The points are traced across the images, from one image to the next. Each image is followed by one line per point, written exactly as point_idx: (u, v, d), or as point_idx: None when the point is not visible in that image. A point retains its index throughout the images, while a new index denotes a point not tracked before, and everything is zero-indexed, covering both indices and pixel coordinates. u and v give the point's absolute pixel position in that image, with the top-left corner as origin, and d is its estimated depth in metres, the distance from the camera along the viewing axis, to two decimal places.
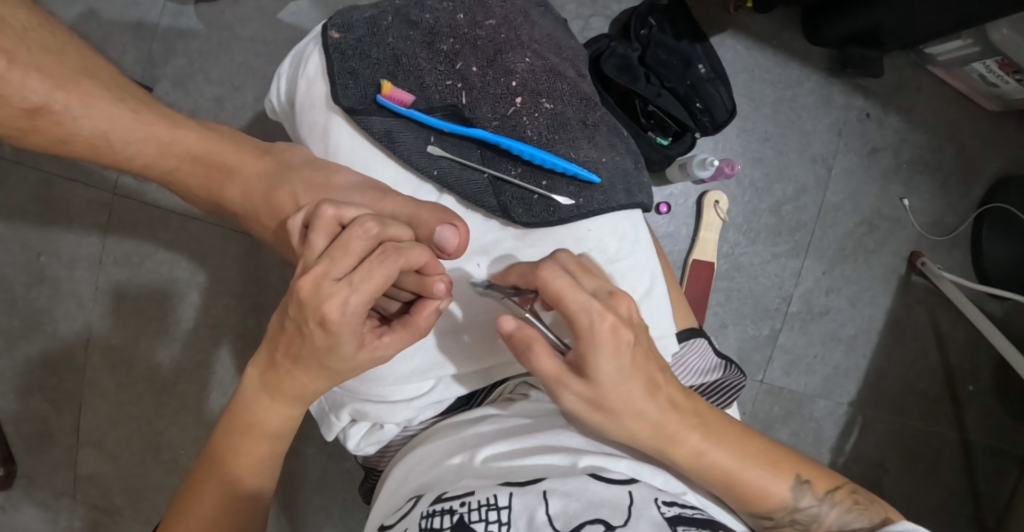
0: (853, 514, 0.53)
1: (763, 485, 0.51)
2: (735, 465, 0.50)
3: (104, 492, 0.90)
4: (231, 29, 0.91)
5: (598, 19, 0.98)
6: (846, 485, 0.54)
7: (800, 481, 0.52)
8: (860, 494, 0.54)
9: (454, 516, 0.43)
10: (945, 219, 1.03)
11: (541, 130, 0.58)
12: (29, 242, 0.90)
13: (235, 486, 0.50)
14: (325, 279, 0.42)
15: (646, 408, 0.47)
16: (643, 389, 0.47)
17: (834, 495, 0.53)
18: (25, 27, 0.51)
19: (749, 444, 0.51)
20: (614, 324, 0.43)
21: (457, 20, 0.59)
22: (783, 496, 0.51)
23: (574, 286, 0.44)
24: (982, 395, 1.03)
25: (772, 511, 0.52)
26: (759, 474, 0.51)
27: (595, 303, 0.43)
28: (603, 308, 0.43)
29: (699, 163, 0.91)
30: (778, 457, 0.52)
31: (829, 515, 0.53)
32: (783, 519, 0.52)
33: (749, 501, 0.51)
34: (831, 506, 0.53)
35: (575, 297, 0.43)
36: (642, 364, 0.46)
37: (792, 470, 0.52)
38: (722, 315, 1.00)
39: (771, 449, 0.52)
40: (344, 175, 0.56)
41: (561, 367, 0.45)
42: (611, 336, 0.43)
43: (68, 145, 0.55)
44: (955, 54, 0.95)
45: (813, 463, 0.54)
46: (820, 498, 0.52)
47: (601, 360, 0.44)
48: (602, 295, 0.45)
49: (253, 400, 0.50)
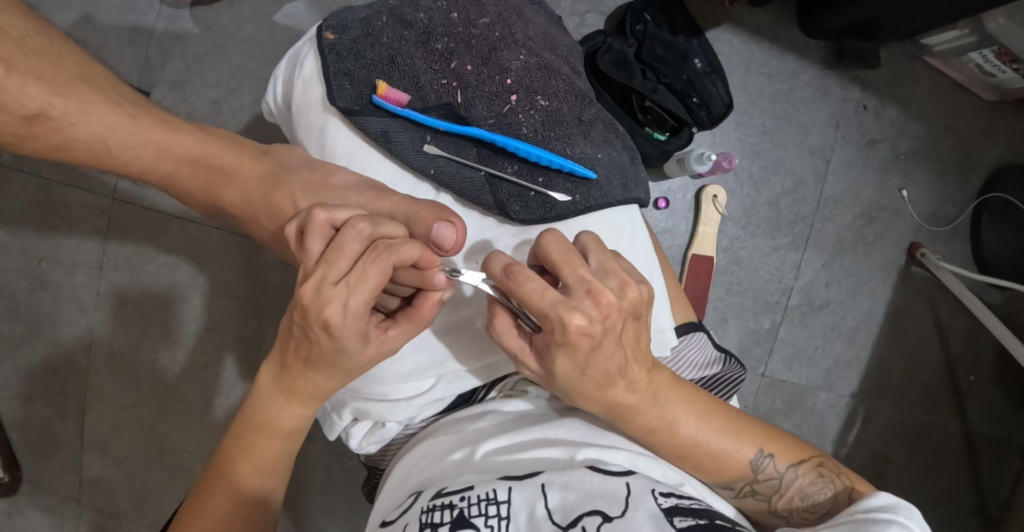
0: (817, 486, 0.53)
1: (719, 455, 0.51)
2: (688, 437, 0.51)
3: (110, 496, 0.91)
4: (227, 31, 0.91)
5: (594, 15, 0.98)
6: (812, 457, 0.54)
7: (758, 454, 0.52)
8: (828, 466, 0.53)
9: (454, 511, 0.43)
10: (944, 209, 1.03)
11: (536, 127, 0.58)
12: (30, 248, 0.91)
13: (245, 485, 0.51)
14: (324, 283, 0.43)
15: (605, 393, 0.48)
16: (601, 381, 0.47)
17: (796, 466, 0.53)
18: (22, 34, 0.52)
19: (705, 418, 0.52)
20: (577, 327, 0.43)
21: (452, 18, 0.59)
22: (741, 467, 0.52)
23: (540, 292, 0.43)
24: (984, 384, 1.03)
25: (731, 481, 0.52)
26: (713, 446, 0.51)
27: (556, 309, 0.43)
28: (564, 312, 0.43)
29: (697, 157, 0.91)
30: (735, 429, 0.52)
31: (791, 487, 0.52)
32: (744, 489, 0.53)
33: (707, 471, 0.52)
34: (793, 478, 0.52)
35: (538, 303, 0.43)
36: (611, 357, 0.46)
37: (750, 443, 0.52)
38: (722, 309, 1.00)
39: (730, 421, 0.52)
40: (341, 175, 0.57)
41: (522, 346, 0.47)
42: (574, 338, 0.44)
43: (67, 151, 0.55)
44: (952, 44, 0.95)
45: (775, 436, 0.54)
46: (783, 469, 0.52)
47: (560, 355, 0.45)
48: (579, 292, 0.44)
49: (268, 400, 0.50)
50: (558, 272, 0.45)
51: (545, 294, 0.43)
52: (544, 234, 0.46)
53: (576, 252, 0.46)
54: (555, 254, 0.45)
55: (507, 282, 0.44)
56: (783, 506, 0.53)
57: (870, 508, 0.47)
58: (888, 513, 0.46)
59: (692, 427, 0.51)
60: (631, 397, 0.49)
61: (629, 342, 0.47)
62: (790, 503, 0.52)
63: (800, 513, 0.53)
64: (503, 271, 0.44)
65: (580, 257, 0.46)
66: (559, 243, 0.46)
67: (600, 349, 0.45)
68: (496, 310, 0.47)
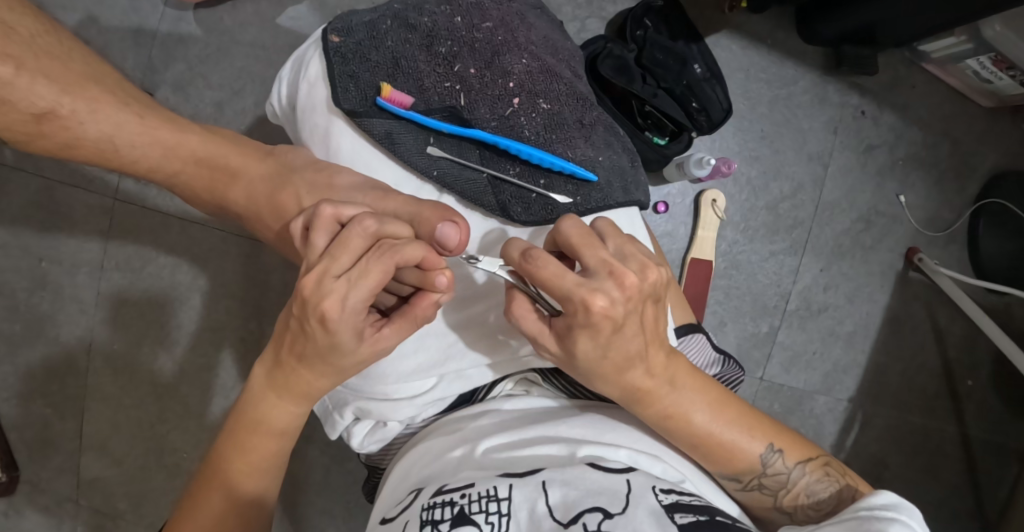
0: (823, 485, 0.53)
1: (730, 447, 0.52)
2: (701, 427, 0.51)
3: (107, 498, 0.91)
4: (230, 34, 0.92)
5: (594, 20, 0.99)
6: (819, 456, 0.54)
7: (768, 449, 0.52)
8: (834, 466, 0.54)
9: (454, 508, 0.43)
10: (942, 215, 1.04)
11: (538, 130, 0.59)
12: (31, 248, 0.91)
13: (240, 484, 0.51)
14: (326, 276, 0.43)
15: (624, 377, 0.48)
16: (622, 364, 0.48)
17: (804, 464, 0.53)
18: (32, 33, 0.52)
19: (718, 409, 0.52)
20: (601, 309, 0.43)
21: (455, 22, 0.59)
22: (750, 461, 0.52)
23: (562, 274, 0.43)
24: (981, 389, 1.03)
25: (739, 473, 0.53)
26: (725, 438, 0.52)
27: (579, 292, 0.43)
28: (587, 294, 0.43)
29: (696, 162, 0.92)
30: (747, 423, 0.53)
31: (797, 484, 0.53)
32: (751, 482, 0.53)
33: (717, 462, 0.52)
34: (801, 475, 0.53)
35: (560, 286, 0.43)
36: (632, 340, 0.46)
37: (760, 438, 0.53)
38: (721, 313, 1.01)
39: (743, 415, 0.53)
40: (346, 175, 0.57)
41: (541, 330, 0.47)
42: (597, 320, 0.44)
43: (74, 149, 0.55)
44: (949, 51, 0.96)
45: (784, 432, 0.54)
46: (791, 466, 0.53)
47: (582, 336, 0.45)
48: (601, 274, 0.45)
49: (260, 397, 0.51)
50: (578, 255, 0.46)
51: (566, 276, 0.43)
52: (563, 220, 0.47)
53: (594, 236, 0.46)
54: (574, 238, 0.46)
55: (524, 266, 0.45)
56: (788, 502, 0.53)
57: (873, 505, 0.47)
58: (891, 512, 0.46)
59: (705, 418, 0.51)
60: (649, 381, 0.49)
61: (648, 325, 0.48)
62: (795, 499, 0.53)
63: (804, 510, 0.53)
64: (522, 255, 0.45)
65: (599, 240, 0.46)
66: (578, 228, 0.46)
67: (621, 332, 0.46)
68: (517, 295, 0.48)
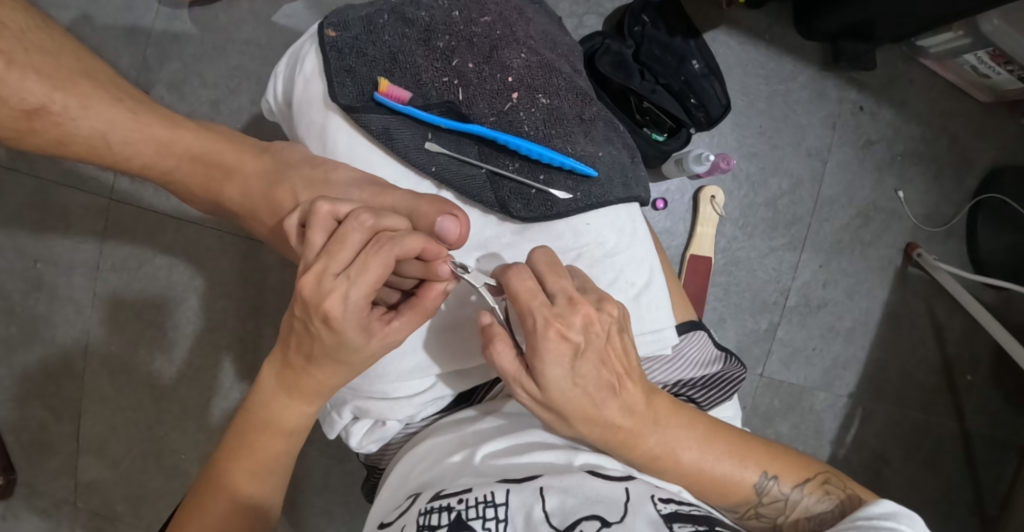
0: (823, 503, 0.53)
1: (724, 481, 0.51)
2: (691, 465, 0.50)
3: (105, 500, 0.90)
4: (225, 31, 0.91)
5: (592, 17, 0.99)
6: (818, 474, 0.54)
7: (763, 476, 0.52)
8: (834, 482, 0.53)
9: (451, 513, 0.43)
10: (940, 210, 1.04)
11: (537, 125, 0.58)
12: (26, 248, 0.90)
13: (247, 485, 0.50)
14: (325, 276, 0.43)
15: (600, 413, 0.47)
16: (595, 398, 0.47)
17: (802, 486, 0.53)
18: (22, 29, 0.52)
19: (707, 443, 0.51)
20: (558, 330, 0.44)
21: (453, 16, 0.58)
22: (746, 491, 0.52)
23: (533, 292, 0.45)
24: (981, 384, 1.03)
25: (737, 504, 0.52)
26: (718, 472, 0.51)
27: (543, 312, 0.44)
28: (550, 317, 0.44)
29: (694, 158, 0.90)
30: (739, 454, 0.52)
31: (797, 506, 0.53)
32: (749, 511, 0.53)
33: (713, 496, 0.52)
34: (799, 498, 0.53)
35: (528, 303, 0.45)
36: (599, 372, 0.47)
37: (756, 467, 0.52)
38: (721, 310, 1.00)
39: (733, 444, 0.52)
40: (343, 171, 0.57)
41: (518, 367, 0.46)
42: (553, 342, 0.44)
43: (66, 146, 0.55)
44: (946, 46, 0.96)
45: (780, 454, 0.53)
46: (788, 490, 0.52)
47: (548, 365, 0.44)
48: (561, 300, 0.46)
49: (270, 398, 0.50)
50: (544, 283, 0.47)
51: (536, 295, 0.45)
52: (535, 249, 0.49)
53: (562, 266, 0.48)
54: (543, 263, 0.48)
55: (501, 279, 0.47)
56: (788, 525, 0.53)
57: (870, 515, 0.47)
58: (890, 522, 0.46)
59: (694, 455, 0.50)
60: (629, 419, 0.48)
61: (613, 359, 0.48)
62: (796, 522, 0.53)
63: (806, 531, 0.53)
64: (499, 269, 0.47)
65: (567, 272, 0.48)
66: (547, 255, 0.48)
67: (584, 357, 0.46)
68: (496, 332, 0.46)
